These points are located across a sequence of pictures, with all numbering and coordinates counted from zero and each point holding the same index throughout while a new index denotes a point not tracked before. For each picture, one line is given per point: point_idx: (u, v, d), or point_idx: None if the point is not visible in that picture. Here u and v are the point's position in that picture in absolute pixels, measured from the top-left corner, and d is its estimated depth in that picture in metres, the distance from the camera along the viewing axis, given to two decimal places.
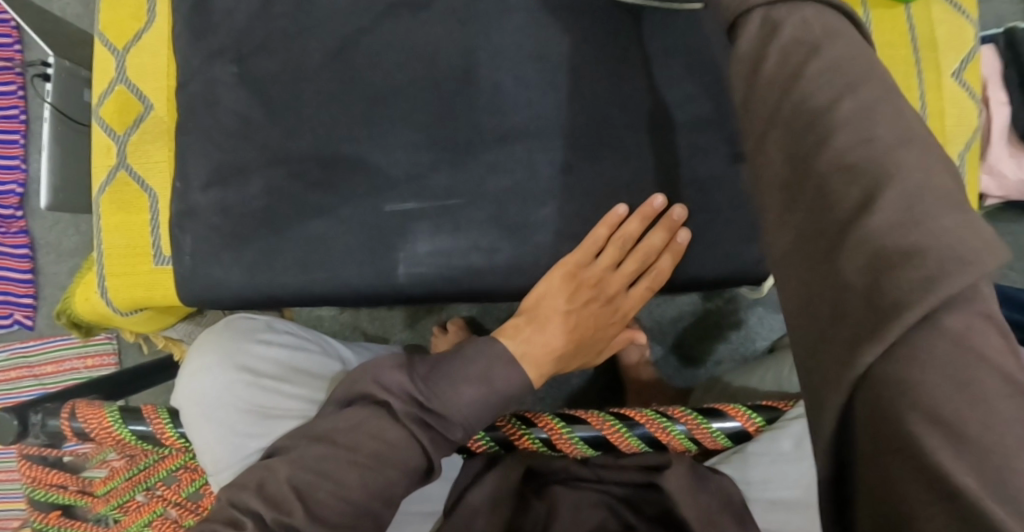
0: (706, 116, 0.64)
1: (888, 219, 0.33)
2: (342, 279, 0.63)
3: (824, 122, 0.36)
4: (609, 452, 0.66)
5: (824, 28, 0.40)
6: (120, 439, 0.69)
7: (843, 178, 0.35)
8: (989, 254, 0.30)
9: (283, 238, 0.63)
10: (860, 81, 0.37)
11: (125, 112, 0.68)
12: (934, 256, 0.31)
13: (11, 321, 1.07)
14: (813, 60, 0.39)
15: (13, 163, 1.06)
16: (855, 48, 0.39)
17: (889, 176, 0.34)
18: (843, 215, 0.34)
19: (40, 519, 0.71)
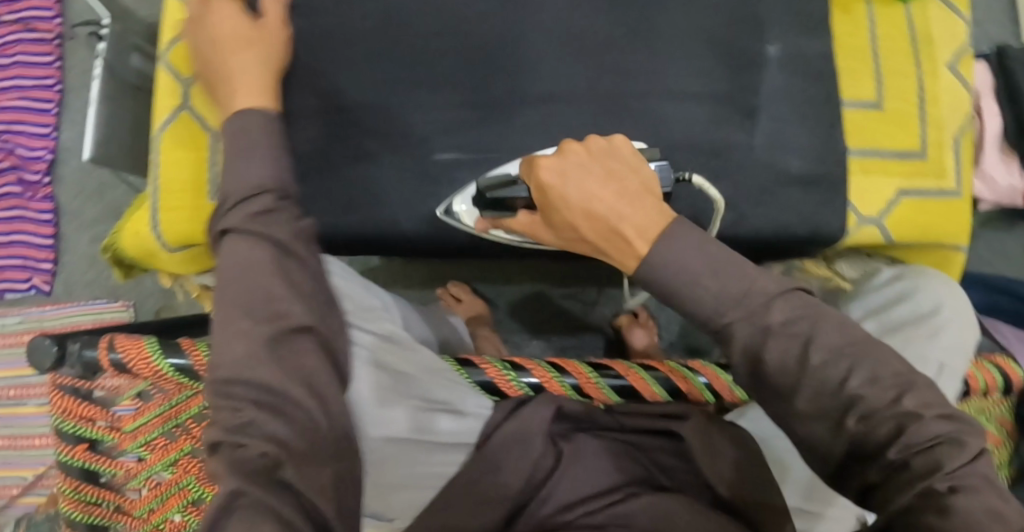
0: (730, 93, 0.70)
1: (882, 406, 0.47)
2: (395, 222, 0.70)
3: (794, 327, 0.48)
4: (632, 400, 0.71)
5: (803, 303, 0.49)
6: (157, 372, 0.71)
7: (848, 392, 0.47)
8: (943, 420, 0.46)
9: (336, 180, 0.69)
10: (817, 309, 0.49)
11: (192, 58, 0.72)
12: (948, 446, 0.45)
13: (29, 285, 1.09)
14: (812, 348, 0.48)
15: (45, 131, 1.09)
16: (821, 311, 0.49)
17: (910, 393, 0.47)
18: (839, 408, 0.47)
19: (67, 451, 0.71)
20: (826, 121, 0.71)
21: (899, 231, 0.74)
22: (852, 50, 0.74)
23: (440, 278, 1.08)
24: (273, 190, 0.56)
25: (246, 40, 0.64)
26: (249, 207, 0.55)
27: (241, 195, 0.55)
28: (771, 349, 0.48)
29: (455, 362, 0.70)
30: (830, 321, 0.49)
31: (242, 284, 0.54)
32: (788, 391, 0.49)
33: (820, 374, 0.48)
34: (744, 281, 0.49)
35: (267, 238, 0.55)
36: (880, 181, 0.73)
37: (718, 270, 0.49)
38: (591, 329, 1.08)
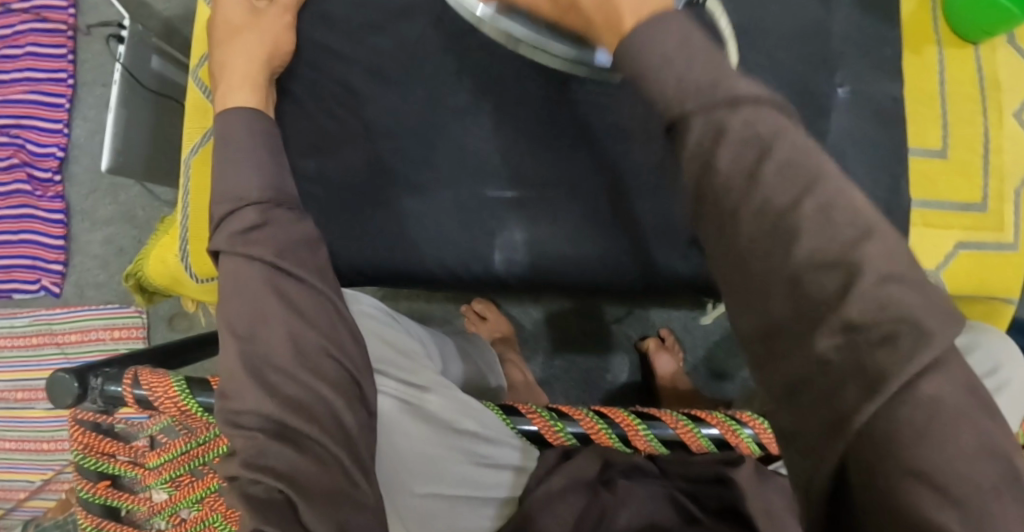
0: None
1: (870, 308, 0.34)
2: (439, 259, 0.67)
3: (774, 197, 0.37)
4: (678, 450, 0.68)
5: (771, 117, 0.39)
6: (184, 410, 0.68)
7: (822, 270, 0.35)
8: (950, 325, 0.34)
9: (380, 214, 0.67)
10: (788, 140, 0.39)
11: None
12: (908, 337, 0.33)
13: (39, 286, 1.05)
14: (770, 159, 0.38)
15: (56, 127, 1.04)
16: (783, 133, 0.39)
17: (867, 264, 0.35)
18: (821, 300, 0.35)
19: (88, 487, 0.68)
20: (892, 167, 0.67)
21: (955, 286, 0.72)
22: (922, 96, 0.70)
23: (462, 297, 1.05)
24: (258, 203, 0.58)
25: (249, 25, 0.65)
26: (234, 223, 0.57)
27: (232, 206, 0.58)
28: (736, 186, 0.38)
29: (498, 410, 0.67)
30: (818, 188, 0.37)
31: (238, 305, 0.56)
32: (744, 230, 0.38)
33: (780, 258, 0.36)
34: (705, 74, 0.41)
35: (250, 258, 0.57)
36: (941, 233, 0.70)
37: (691, 76, 0.41)
38: (618, 349, 1.06)
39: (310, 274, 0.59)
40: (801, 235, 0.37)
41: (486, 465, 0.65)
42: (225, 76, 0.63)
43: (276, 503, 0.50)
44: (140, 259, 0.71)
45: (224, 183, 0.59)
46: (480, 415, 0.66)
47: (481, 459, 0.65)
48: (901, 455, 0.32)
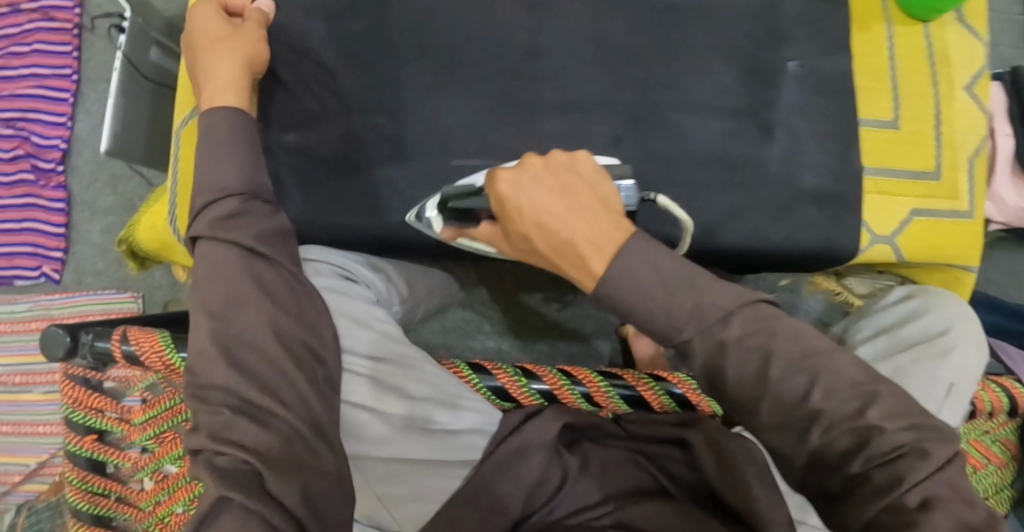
0: (745, 107, 0.71)
1: (889, 444, 0.46)
2: (411, 228, 0.70)
3: (791, 381, 0.47)
4: (640, 410, 0.71)
5: (769, 311, 0.49)
6: (169, 366, 0.70)
7: (838, 429, 0.46)
8: (947, 444, 0.46)
9: (351, 183, 0.70)
10: (795, 329, 0.48)
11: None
12: (913, 456, 0.45)
13: (40, 273, 1.09)
14: (777, 340, 0.47)
15: (59, 120, 1.09)
16: (777, 317, 0.49)
17: (876, 403, 0.47)
18: (835, 458, 0.47)
19: (76, 441, 0.71)
20: (845, 138, 0.71)
21: (912, 251, 0.74)
22: (872, 69, 0.74)
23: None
24: (238, 194, 0.61)
25: (225, 42, 0.66)
26: (215, 211, 0.60)
27: (210, 198, 0.61)
28: (757, 378, 0.48)
29: (466, 367, 0.70)
30: (806, 340, 0.48)
31: (209, 287, 0.59)
32: (783, 408, 0.47)
33: (805, 440, 0.47)
34: (685, 278, 0.49)
35: (227, 240, 0.60)
36: (893, 200, 0.73)
37: (677, 311, 0.48)
38: (601, 336, 1.08)
39: (279, 257, 0.62)
40: (810, 369, 0.47)
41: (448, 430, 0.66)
42: (209, 80, 0.64)
43: (240, 474, 0.53)
44: (131, 226, 0.74)
45: (208, 175, 0.61)
46: (447, 384, 0.68)
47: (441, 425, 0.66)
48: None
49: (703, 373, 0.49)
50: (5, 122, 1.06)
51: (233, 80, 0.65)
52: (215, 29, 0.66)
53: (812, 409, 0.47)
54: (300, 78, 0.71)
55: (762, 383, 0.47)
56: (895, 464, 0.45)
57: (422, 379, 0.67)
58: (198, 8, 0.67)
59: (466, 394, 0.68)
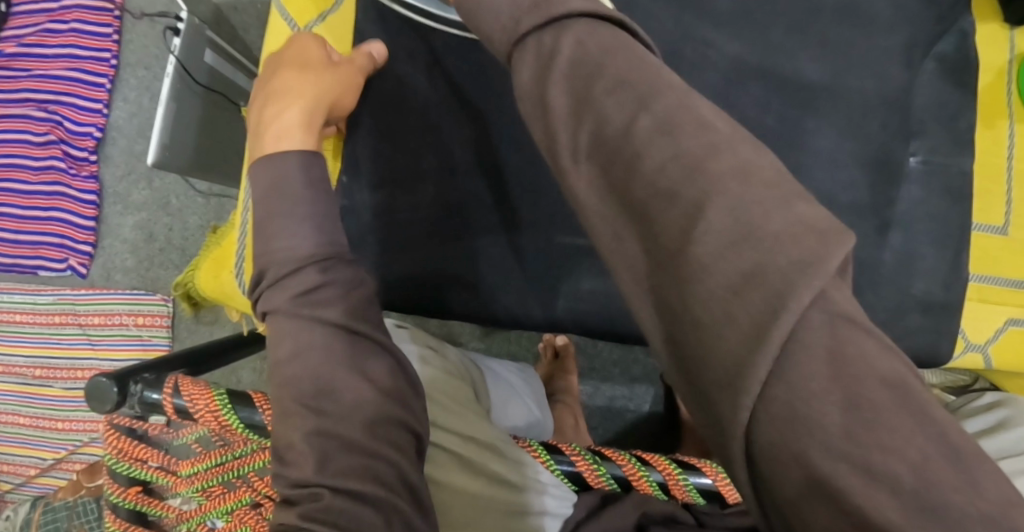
0: (866, 205, 0.66)
1: (721, 235, 0.32)
2: (499, 302, 0.66)
3: (649, 157, 0.34)
4: (715, 504, 0.68)
5: (611, 37, 0.38)
6: (225, 426, 0.66)
7: (660, 198, 0.34)
8: (826, 241, 0.31)
9: (445, 249, 0.66)
10: (673, 114, 0.35)
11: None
12: (775, 290, 0.31)
13: (66, 266, 1.04)
14: (603, 83, 0.36)
15: (96, 107, 1.03)
16: (623, 48, 0.37)
17: (714, 193, 0.33)
18: (673, 238, 0.33)
19: (119, 492, 0.67)
20: (954, 243, 0.68)
21: (1005, 362, 0.71)
22: (989, 169, 0.70)
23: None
24: (316, 260, 0.55)
25: (307, 75, 0.62)
26: (292, 285, 0.55)
27: (288, 268, 0.55)
28: (585, 167, 0.37)
29: (542, 448, 0.67)
30: (659, 107, 0.35)
31: (296, 371, 0.54)
32: (643, 207, 0.34)
33: (677, 288, 0.33)
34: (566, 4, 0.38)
35: (319, 321, 0.54)
36: (993, 308, 0.70)
37: (550, 8, 0.38)
38: (643, 380, 1.05)
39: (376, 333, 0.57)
40: (624, 87, 0.36)
41: (516, 512, 0.64)
42: (272, 119, 0.60)
43: None
44: (191, 271, 0.70)
45: (282, 241, 0.55)
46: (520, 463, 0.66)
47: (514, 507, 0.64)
48: (814, 421, 0.29)
49: (544, 149, 0.39)
50: (38, 105, 1.00)
51: (307, 119, 0.60)
52: (304, 56, 0.63)
53: (636, 146, 0.35)
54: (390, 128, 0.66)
55: (626, 132, 0.35)
56: (737, 207, 0.32)
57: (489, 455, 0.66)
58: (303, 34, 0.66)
59: (540, 476, 0.66)
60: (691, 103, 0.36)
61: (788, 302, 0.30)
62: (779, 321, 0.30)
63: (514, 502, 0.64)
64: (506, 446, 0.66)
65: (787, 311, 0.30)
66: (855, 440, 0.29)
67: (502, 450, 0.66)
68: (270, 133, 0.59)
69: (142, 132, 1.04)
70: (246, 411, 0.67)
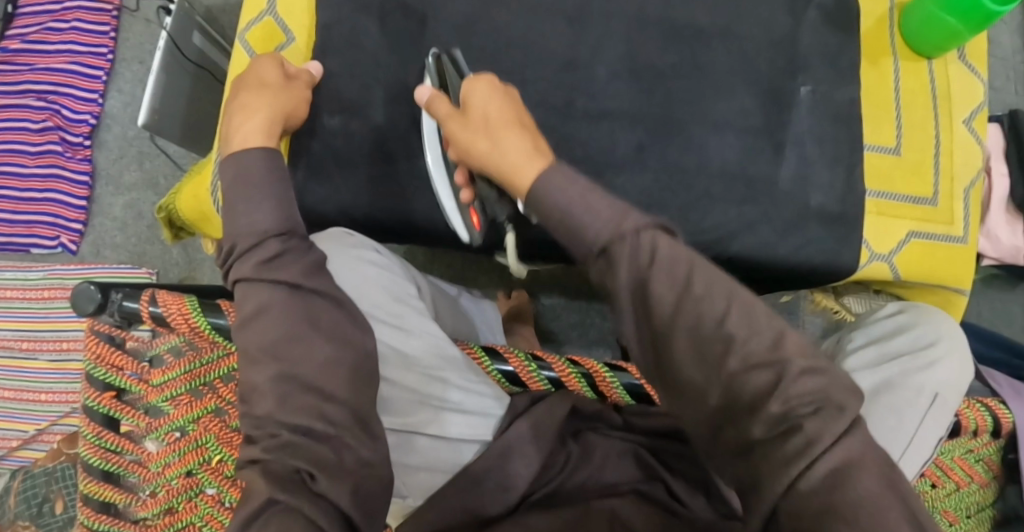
0: (761, 128, 0.75)
1: (801, 388, 0.47)
2: (443, 212, 0.75)
3: (740, 340, 0.49)
4: (643, 403, 0.73)
5: (684, 249, 0.51)
6: (195, 329, 0.73)
7: (755, 367, 0.48)
8: (854, 396, 0.48)
9: (393, 167, 0.75)
10: (747, 307, 0.50)
11: (268, 39, 0.77)
12: (824, 416, 0.46)
13: (57, 243, 1.11)
14: (693, 281, 0.50)
15: (92, 97, 1.12)
16: (695, 266, 0.51)
17: (789, 362, 0.48)
18: (750, 391, 0.48)
19: (94, 396, 0.74)
20: (848, 161, 0.77)
21: (908, 270, 0.79)
22: (878, 101, 0.79)
23: (503, 284, 1.11)
24: (279, 234, 0.60)
25: (272, 92, 0.68)
26: (257, 254, 0.59)
27: (250, 243, 0.59)
28: (677, 335, 0.50)
29: (480, 349, 0.72)
30: (737, 298, 0.50)
31: (262, 327, 0.58)
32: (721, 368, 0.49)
33: (744, 426, 0.48)
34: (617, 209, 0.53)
35: (275, 280, 0.58)
36: (892, 222, 0.78)
37: (608, 224, 0.52)
38: (600, 343, 1.12)
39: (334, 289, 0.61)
40: (710, 291, 0.50)
41: (462, 412, 0.67)
42: (234, 129, 0.65)
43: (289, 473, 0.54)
44: (172, 194, 0.80)
45: (248, 219, 0.60)
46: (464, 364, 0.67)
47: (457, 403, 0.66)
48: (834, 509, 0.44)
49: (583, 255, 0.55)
50: (39, 95, 1.11)
51: (270, 122, 0.66)
52: (267, 78, 0.69)
53: (727, 334, 0.49)
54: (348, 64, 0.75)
55: (678, 304, 0.50)
56: (800, 382, 0.47)
57: (436, 356, 0.67)
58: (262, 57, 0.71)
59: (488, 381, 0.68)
60: (757, 312, 0.50)
61: (813, 449, 0.45)
62: (817, 447, 0.45)
63: (462, 403, 0.67)
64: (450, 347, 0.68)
65: (822, 441, 0.45)
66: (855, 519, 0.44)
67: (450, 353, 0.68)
68: (240, 136, 0.64)
69: (134, 119, 1.13)
70: (214, 317, 0.73)
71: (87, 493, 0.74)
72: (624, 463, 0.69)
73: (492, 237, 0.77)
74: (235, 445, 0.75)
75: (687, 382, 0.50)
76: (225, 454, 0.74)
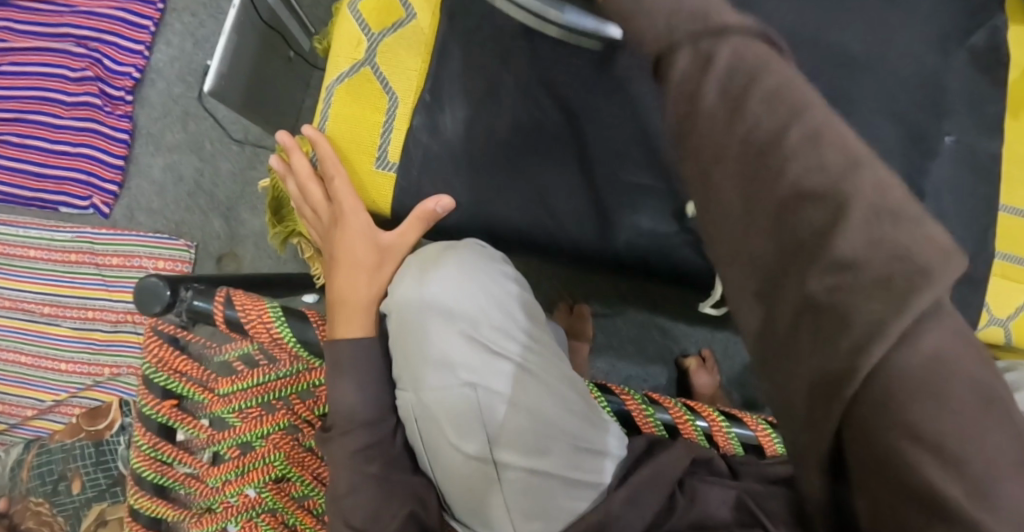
0: (902, 174, 0.71)
1: (849, 231, 0.32)
2: (564, 234, 0.69)
3: (795, 163, 0.35)
4: (753, 455, 0.70)
5: (781, 71, 0.37)
6: (275, 339, 0.67)
7: (806, 199, 0.34)
8: (949, 259, 0.31)
9: (516, 179, 0.68)
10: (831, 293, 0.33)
11: (385, 13, 0.71)
12: None
13: (88, 203, 1.02)
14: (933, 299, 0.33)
15: (137, 48, 1.03)
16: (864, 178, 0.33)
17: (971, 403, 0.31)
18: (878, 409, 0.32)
19: (153, 404, 0.68)
20: (982, 219, 0.73)
21: (1022, 337, 0.75)
22: (1017, 156, 0.75)
23: (566, 291, 1.06)
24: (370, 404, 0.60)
25: (373, 261, 0.64)
26: (349, 439, 0.59)
27: (346, 425, 0.59)
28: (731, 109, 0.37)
29: (595, 387, 0.67)
30: (739, 115, 0.36)
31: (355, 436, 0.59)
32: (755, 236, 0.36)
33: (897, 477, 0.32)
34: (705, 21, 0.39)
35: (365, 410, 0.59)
36: (1014, 286, 0.74)
37: (694, 17, 0.39)
38: (658, 361, 1.07)
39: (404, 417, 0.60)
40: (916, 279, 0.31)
41: (587, 449, 0.61)
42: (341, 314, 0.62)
43: None
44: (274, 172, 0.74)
45: (339, 400, 0.59)
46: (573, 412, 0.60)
47: (573, 441, 0.60)
48: None
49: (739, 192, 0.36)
50: (79, 41, 1.01)
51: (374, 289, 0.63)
52: (357, 239, 0.65)
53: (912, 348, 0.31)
54: (471, 64, 0.69)
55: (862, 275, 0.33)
56: None
57: (542, 392, 0.59)
58: (309, 181, 0.68)
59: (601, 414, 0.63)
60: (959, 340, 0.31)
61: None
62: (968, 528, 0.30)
63: (586, 442, 0.61)
64: (553, 391, 0.60)
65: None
66: (933, 434, 0.30)
67: (579, 388, 0.63)
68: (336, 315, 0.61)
69: (184, 76, 1.04)
70: (297, 330, 0.67)
71: (138, 507, 0.68)
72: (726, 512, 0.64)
73: (621, 263, 0.70)
74: (306, 466, 0.71)
75: (700, 178, 0.38)
76: (293, 475, 0.70)
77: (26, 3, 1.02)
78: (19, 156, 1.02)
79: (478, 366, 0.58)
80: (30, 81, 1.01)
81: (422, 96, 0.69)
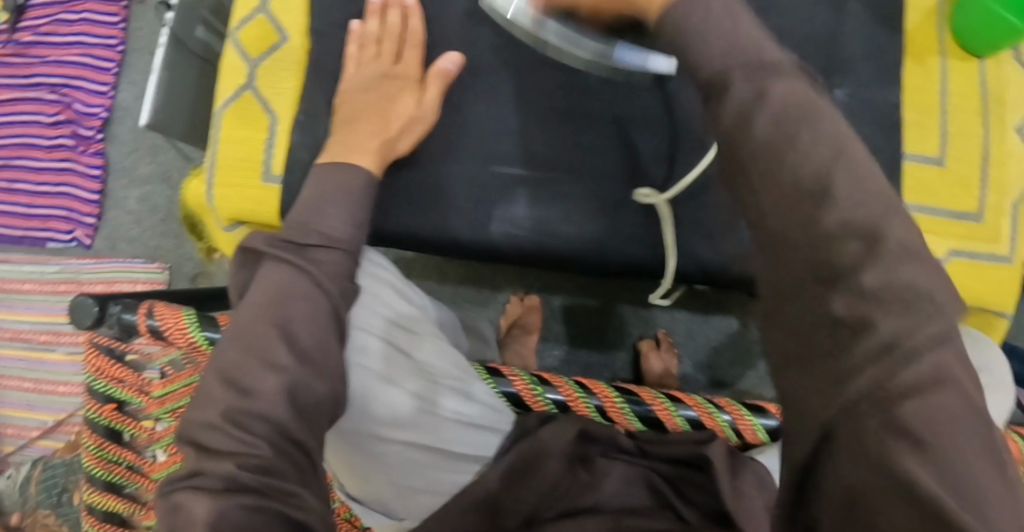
0: None
1: (882, 277, 0.34)
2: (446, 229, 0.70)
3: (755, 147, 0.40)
4: (654, 430, 0.69)
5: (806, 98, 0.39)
6: (191, 343, 0.70)
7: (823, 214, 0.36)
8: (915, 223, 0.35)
9: (400, 176, 0.71)
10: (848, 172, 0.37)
11: (262, 40, 0.74)
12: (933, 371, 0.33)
13: (72, 237, 1.11)
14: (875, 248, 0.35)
15: (103, 89, 1.11)
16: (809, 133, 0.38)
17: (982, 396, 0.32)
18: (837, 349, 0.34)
19: (96, 409, 0.74)
20: (885, 173, 0.71)
21: None
22: (922, 104, 0.73)
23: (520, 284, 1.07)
24: None
25: None
26: None
27: None
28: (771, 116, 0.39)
29: (482, 370, 0.68)
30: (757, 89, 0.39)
31: None
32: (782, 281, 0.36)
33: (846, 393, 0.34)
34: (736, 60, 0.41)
35: None
36: (934, 240, 0.72)
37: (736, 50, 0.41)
38: (618, 346, 1.07)
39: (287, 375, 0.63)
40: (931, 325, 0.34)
41: (470, 425, 0.64)
42: None
43: None
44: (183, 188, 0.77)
45: None
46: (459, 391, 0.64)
47: (460, 418, 0.63)
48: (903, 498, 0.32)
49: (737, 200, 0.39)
50: (51, 88, 1.10)
51: None
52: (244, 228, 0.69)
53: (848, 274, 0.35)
54: None
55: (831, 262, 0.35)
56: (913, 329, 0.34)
57: (427, 376, 0.63)
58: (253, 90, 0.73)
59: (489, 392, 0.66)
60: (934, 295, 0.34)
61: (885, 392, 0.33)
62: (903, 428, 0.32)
63: (476, 419, 0.65)
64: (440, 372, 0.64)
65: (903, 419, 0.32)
66: (912, 423, 0.32)
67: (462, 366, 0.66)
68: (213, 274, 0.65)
69: None
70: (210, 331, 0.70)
71: (91, 502, 0.75)
72: (633, 489, 0.65)
73: (501, 254, 0.73)
74: None
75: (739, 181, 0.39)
76: None
77: (4, 59, 1.11)
78: (9, 199, 1.11)
79: (361, 355, 0.60)
80: (13, 129, 1.11)
81: (298, 115, 0.72)
